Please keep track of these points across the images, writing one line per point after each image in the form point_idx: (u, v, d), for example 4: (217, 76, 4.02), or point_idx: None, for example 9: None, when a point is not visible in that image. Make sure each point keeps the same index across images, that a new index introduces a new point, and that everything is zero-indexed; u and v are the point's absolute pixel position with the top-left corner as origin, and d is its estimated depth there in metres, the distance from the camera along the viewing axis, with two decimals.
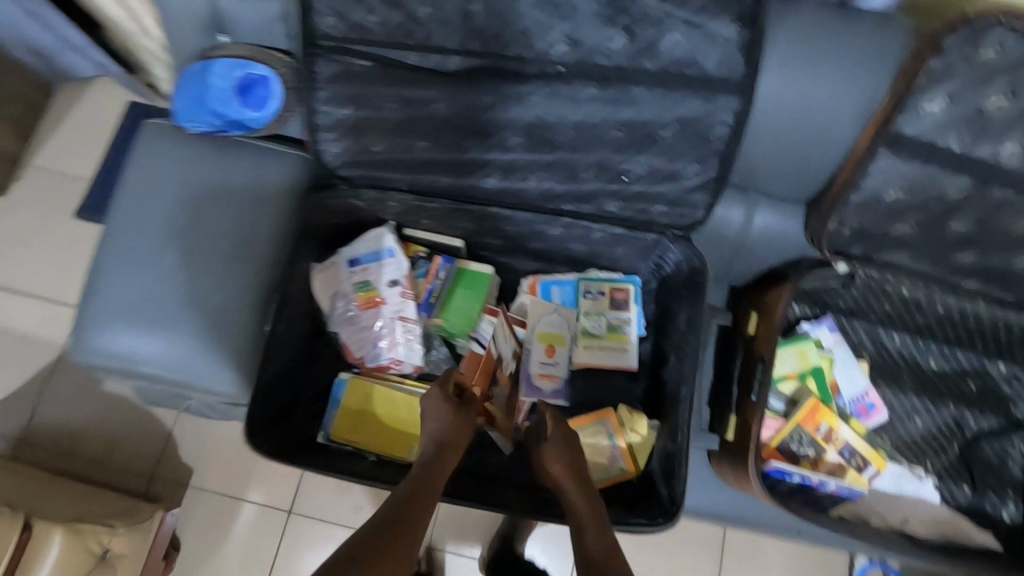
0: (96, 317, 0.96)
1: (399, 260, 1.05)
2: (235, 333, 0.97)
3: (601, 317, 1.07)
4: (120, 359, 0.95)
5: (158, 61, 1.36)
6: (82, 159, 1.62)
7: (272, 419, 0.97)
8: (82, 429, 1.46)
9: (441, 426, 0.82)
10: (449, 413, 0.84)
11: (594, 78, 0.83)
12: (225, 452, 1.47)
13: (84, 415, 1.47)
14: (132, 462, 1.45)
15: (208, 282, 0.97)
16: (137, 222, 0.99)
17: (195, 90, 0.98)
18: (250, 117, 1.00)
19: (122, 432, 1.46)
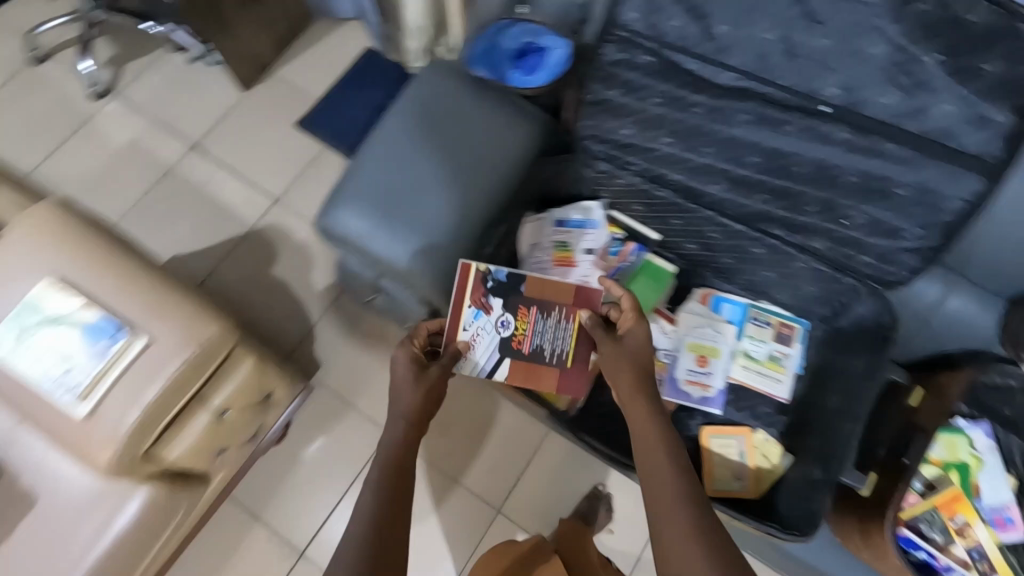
0: (351, 195, 1.13)
1: (600, 234, 1.17)
2: (454, 247, 1.13)
3: (764, 345, 1.13)
4: (358, 235, 1.12)
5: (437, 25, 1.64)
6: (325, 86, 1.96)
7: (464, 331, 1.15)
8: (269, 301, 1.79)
9: (415, 389, 1.00)
10: (421, 386, 1.01)
11: (852, 125, 0.92)
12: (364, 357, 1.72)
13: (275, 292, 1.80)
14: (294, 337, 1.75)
15: (448, 199, 1.13)
16: (406, 130, 1.15)
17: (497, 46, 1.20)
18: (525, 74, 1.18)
19: (297, 312, 1.78)
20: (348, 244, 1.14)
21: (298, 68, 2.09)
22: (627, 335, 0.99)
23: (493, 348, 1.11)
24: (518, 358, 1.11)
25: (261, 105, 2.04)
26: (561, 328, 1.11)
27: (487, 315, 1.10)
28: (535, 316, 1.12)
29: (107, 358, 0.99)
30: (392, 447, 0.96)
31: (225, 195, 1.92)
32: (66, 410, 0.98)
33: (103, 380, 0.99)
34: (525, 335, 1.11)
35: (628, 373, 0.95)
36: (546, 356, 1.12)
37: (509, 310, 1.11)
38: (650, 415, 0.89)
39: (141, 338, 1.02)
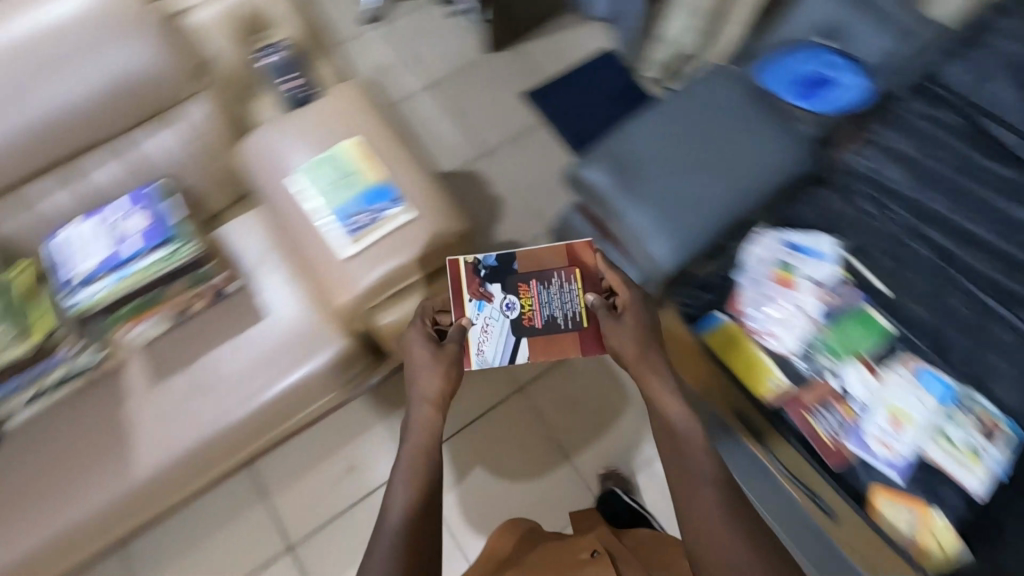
0: (617, 154, 1.23)
1: (827, 268, 1.18)
2: (691, 232, 1.17)
3: (965, 433, 1.08)
4: (609, 189, 1.21)
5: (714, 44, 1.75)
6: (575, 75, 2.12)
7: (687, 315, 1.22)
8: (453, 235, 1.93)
9: (437, 378, 1.06)
10: (438, 370, 1.06)
11: None
12: None
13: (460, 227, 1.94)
14: None
15: (700, 188, 1.19)
16: (685, 118, 1.24)
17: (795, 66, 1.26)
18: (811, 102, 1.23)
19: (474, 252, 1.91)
20: (592, 197, 1.24)
21: (540, 48, 2.27)
22: (634, 317, 1.09)
23: (507, 332, 1.18)
24: (531, 334, 1.18)
25: (498, 68, 2.23)
26: (562, 295, 1.19)
27: (490, 303, 1.18)
28: (536, 288, 1.20)
29: (379, 219, 1.14)
30: (421, 429, 1.02)
31: (444, 135, 2.11)
32: (332, 248, 1.14)
33: (369, 236, 1.14)
34: (532, 311, 1.19)
35: (635, 359, 1.05)
36: (563, 322, 1.18)
37: (510, 291, 1.19)
38: (653, 378, 1.03)
39: (407, 213, 1.15)
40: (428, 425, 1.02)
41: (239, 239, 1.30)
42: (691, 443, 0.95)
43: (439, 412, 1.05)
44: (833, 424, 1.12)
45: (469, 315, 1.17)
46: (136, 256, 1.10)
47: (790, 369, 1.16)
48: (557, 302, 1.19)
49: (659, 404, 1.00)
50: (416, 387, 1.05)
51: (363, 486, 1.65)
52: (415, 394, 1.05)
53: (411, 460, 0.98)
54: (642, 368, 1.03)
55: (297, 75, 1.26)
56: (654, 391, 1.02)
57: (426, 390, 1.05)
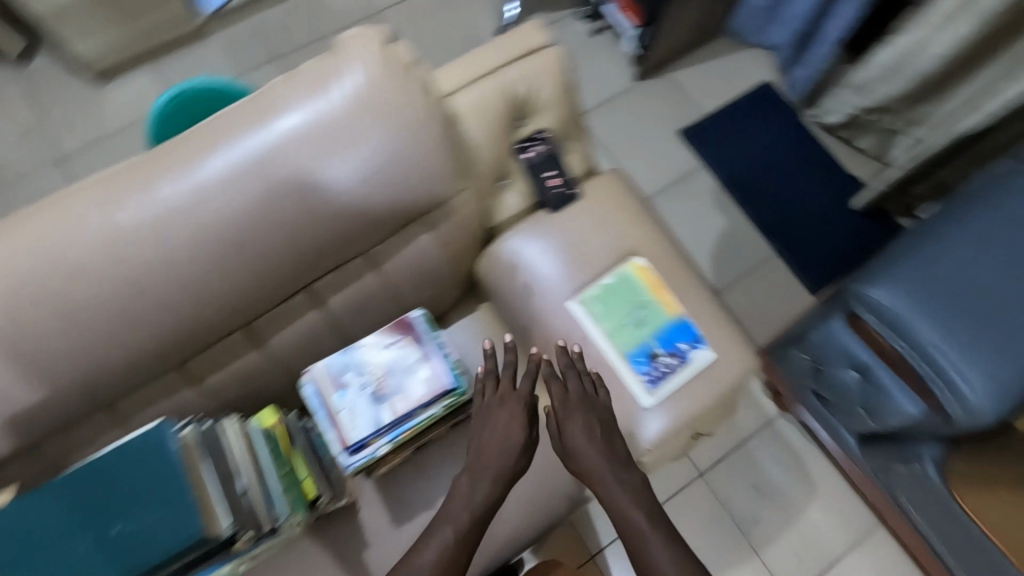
0: (890, 276, 1.11)
1: None
2: (1002, 364, 1.03)
3: None
4: (887, 313, 1.09)
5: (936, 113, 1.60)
6: (740, 131, 1.98)
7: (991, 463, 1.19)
8: None
9: (502, 448, 0.88)
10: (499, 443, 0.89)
11: None
12: None
13: None
14: None
15: (995, 317, 1.07)
16: (962, 236, 1.13)
17: None
18: None
19: None
20: (877, 318, 1.10)
21: (694, 78, 2.05)
22: (582, 419, 0.89)
23: (370, 412, 0.88)
24: (397, 405, 0.89)
25: (650, 102, 2.02)
26: (407, 355, 0.92)
27: (350, 389, 0.89)
28: (379, 356, 0.92)
29: (684, 364, 0.97)
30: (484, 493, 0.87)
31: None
32: (639, 406, 0.96)
33: (676, 381, 0.97)
34: (384, 378, 0.90)
35: (595, 467, 0.87)
36: (417, 381, 0.90)
37: (362, 370, 0.90)
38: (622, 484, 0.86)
39: (709, 352, 0.98)
40: (471, 494, 0.87)
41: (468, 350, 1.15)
42: (634, 530, 0.83)
43: (500, 485, 0.89)
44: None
45: (334, 409, 0.88)
46: (350, 346, 0.92)
47: None
48: (410, 360, 0.92)
49: (615, 508, 0.86)
50: (477, 459, 0.89)
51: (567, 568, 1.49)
52: (472, 464, 0.89)
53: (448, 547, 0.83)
54: (608, 484, 0.86)
55: (554, 173, 1.06)
56: (605, 480, 0.86)
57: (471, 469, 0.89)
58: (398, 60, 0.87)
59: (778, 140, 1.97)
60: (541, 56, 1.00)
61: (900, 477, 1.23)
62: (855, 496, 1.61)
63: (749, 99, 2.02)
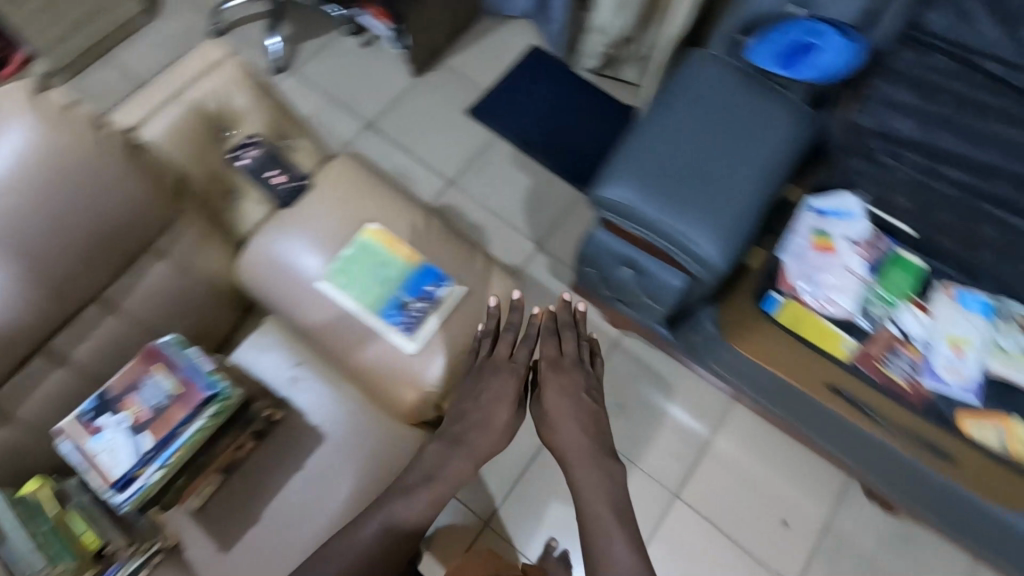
0: (618, 172, 1.23)
1: (860, 224, 1.21)
2: (720, 218, 1.18)
3: (1018, 340, 1.16)
4: (623, 204, 1.21)
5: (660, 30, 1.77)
6: (521, 95, 2.11)
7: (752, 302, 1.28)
8: None
9: (496, 400, 0.96)
10: (510, 402, 0.96)
11: None
12: None
13: None
14: None
15: (708, 179, 1.21)
16: (668, 119, 1.26)
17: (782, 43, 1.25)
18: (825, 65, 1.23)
19: None
20: (618, 213, 1.23)
21: (468, 61, 2.17)
22: (575, 390, 1.03)
23: (130, 445, 0.89)
24: (155, 431, 0.90)
25: (433, 93, 2.12)
26: (158, 381, 0.92)
27: (106, 430, 0.89)
28: (131, 390, 0.92)
29: (434, 303, 1.03)
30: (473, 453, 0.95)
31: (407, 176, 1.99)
32: (405, 353, 1.01)
33: (433, 321, 1.03)
34: (139, 410, 0.90)
35: (578, 443, 0.99)
36: (172, 402, 0.91)
37: (116, 409, 0.90)
38: (591, 456, 0.98)
39: (459, 285, 1.05)
40: (461, 458, 0.94)
41: (262, 363, 1.17)
42: (593, 512, 0.93)
43: (473, 460, 0.95)
44: (914, 360, 1.18)
45: (92, 454, 0.88)
46: (100, 390, 0.91)
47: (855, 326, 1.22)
48: (161, 385, 0.92)
49: (578, 474, 0.97)
50: (473, 419, 0.96)
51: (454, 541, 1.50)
52: (465, 425, 0.96)
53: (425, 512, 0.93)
54: (584, 458, 0.98)
55: (276, 170, 1.10)
56: (576, 455, 0.99)
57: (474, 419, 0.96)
58: (52, 104, 0.87)
59: (557, 93, 2.10)
60: (222, 70, 1.04)
61: (700, 346, 1.35)
62: (706, 382, 1.74)
63: (522, 65, 2.16)
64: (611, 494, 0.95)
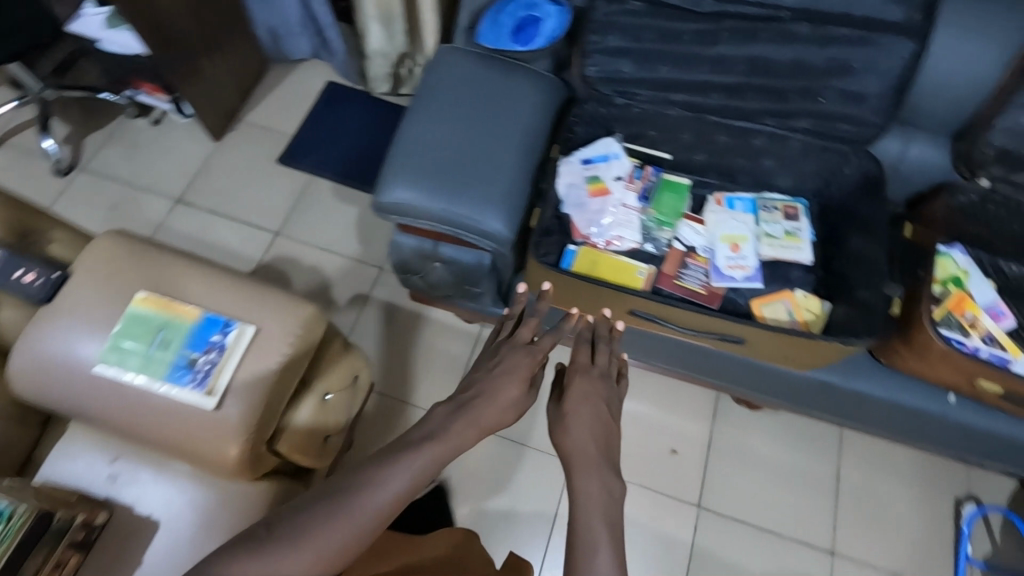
0: (394, 176, 1.26)
1: (623, 162, 1.33)
2: (498, 193, 1.24)
3: (778, 224, 1.33)
4: (407, 205, 1.24)
5: (429, 37, 1.83)
6: (328, 130, 2.11)
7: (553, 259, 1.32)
8: None
9: (511, 378, 0.90)
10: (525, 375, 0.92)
11: (811, 18, 1.16)
12: (407, 355, 1.78)
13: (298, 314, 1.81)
14: None
15: (479, 160, 1.27)
16: (428, 114, 1.31)
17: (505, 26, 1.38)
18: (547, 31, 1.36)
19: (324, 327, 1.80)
20: (405, 214, 1.26)
21: (268, 111, 2.15)
22: (591, 387, 0.97)
23: None
24: None
25: (240, 153, 2.08)
26: None
27: None
28: None
29: (223, 349, 1.01)
30: (481, 419, 0.85)
31: (232, 240, 1.94)
32: (204, 406, 0.98)
33: (226, 367, 1.01)
34: None
35: (597, 444, 0.89)
36: None
37: None
38: (606, 461, 0.87)
39: (250, 325, 1.04)
40: (461, 436, 0.82)
41: (73, 469, 1.09)
42: (585, 523, 0.78)
43: (468, 439, 0.83)
44: (702, 267, 1.31)
45: None
46: None
47: (647, 253, 1.32)
48: None
49: (575, 473, 0.85)
50: (487, 392, 0.88)
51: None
52: (484, 397, 0.87)
53: (416, 468, 0.76)
54: (595, 459, 0.86)
55: (22, 271, 1.04)
56: (586, 473, 0.84)
57: (492, 383, 0.89)
58: None
59: (362, 119, 2.12)
60: None
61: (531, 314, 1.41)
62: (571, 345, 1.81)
63: (322, 102, 2.16)
64: (608, 509, 0.81)
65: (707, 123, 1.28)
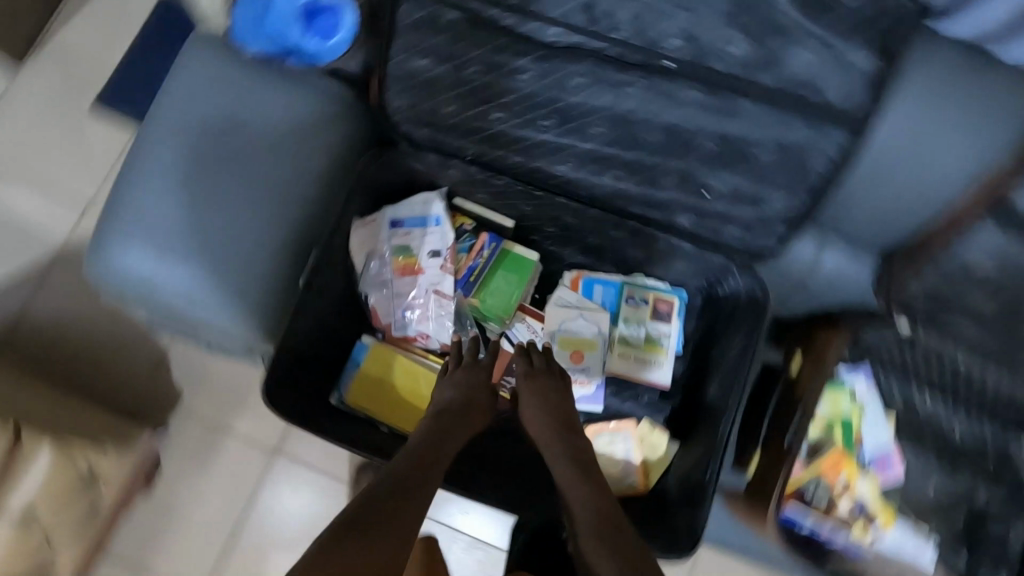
0: (119, 235, 0.90)
1: (444, 231, 0.98)
2: (265, 280, 0.92)
3: (641, 327, 1.02)
4: (138, 282, 0.90)
5: None
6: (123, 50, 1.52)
7: (337, 351, 0.99)
8: (73, 338, 1.40)
9: (465, 388, 0.80)
10: (483, 384, 0.81)
11: (700, 81, 0.77)
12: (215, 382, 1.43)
13: (80, 322, 1.41)
14: (116, 379, 1.41)
15: (242, 225, 0.91)
16: (171, 141, 0.90)
17: (285, 16, 0.94)
18: (348, 23, 0.94)
19: (112, 339, 1.41)
20: (133, 291, 0.91)
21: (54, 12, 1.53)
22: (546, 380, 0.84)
23: None
24: None
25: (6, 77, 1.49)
26: None
27: None
28: None
29: None
30: (457, 425, 0.76)
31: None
32: None
33: None
34: None
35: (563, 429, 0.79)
36: None
37: None
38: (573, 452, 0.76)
39: None
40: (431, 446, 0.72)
41: None
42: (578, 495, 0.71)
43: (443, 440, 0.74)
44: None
45: None
46: None
47: None
48: None
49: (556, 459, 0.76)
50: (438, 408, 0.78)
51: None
52: (441, 410, 0.77)
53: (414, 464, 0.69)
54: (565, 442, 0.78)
55: None
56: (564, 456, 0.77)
57: (452, 396, 0.79)
58: None
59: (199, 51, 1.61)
60: None
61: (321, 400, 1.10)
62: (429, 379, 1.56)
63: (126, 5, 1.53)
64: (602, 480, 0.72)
65: (551, 201, 0.92)
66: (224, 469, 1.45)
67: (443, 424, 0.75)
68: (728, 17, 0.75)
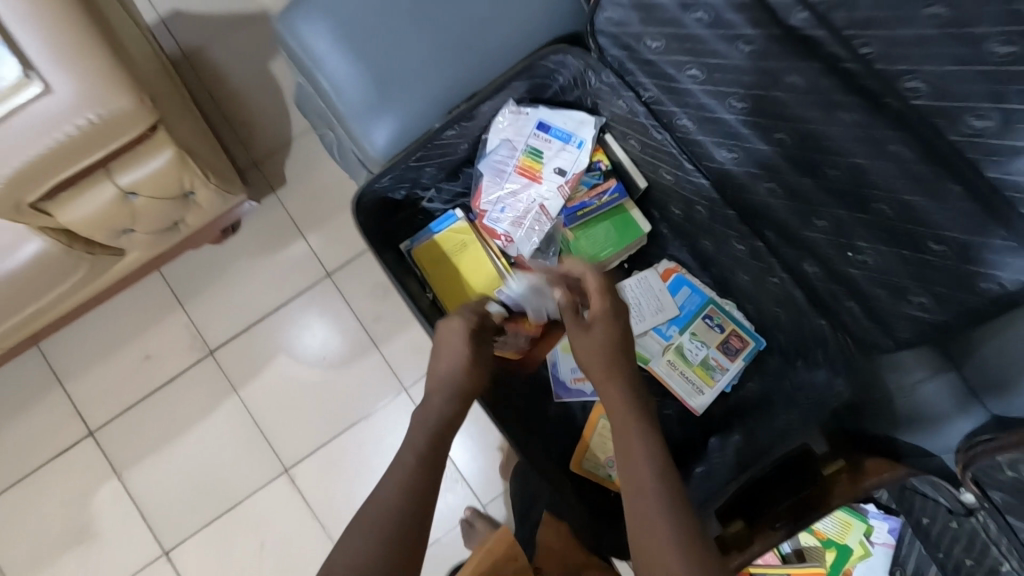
0: (317, 5, 0.96)
1: (580, 157, 0.98)
2: (403, 107, 0.94)
3: (702, 348, 0.99)
4: (306, 51, 0.96)
5: None
6: None
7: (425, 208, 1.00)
8: (236, 93, 1.57)
9: (454, 364, 0.79)
10: (469, 353, 0.79)
11: (915, 139, 0.68)
12: (321, 191, 1.59)
13: (248, 84, 1.57)
14: (249, 143, 1.58)
15: (414, 51, 0.94)
16: None
17: None
18: None
19: (263, 110, 1.58)
20: (298, 62, 0.98)
21: None
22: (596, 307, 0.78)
23: None
24: None
25: None
26: None
27: None
28: None
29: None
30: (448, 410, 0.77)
31: None
32: None
33: None
34: None
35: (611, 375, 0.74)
36: None
37: None
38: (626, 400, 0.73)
39: (35, 85, 0.89)
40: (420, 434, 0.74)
41: None
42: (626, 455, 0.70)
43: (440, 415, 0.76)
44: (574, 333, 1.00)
45: None
46: None
47: None
48: None
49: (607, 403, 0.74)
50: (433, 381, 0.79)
51: (151, 381, 1.59)
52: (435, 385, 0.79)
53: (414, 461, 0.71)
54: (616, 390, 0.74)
55: None
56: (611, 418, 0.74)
57: (445, 378, 0.78)
58: None
59: None
60: None
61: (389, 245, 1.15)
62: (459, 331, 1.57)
63: None
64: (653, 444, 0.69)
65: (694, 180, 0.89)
66: (284, 264, 1.60)
67: (433, 408, 0.77)
68: (992, 85, 0.61)
